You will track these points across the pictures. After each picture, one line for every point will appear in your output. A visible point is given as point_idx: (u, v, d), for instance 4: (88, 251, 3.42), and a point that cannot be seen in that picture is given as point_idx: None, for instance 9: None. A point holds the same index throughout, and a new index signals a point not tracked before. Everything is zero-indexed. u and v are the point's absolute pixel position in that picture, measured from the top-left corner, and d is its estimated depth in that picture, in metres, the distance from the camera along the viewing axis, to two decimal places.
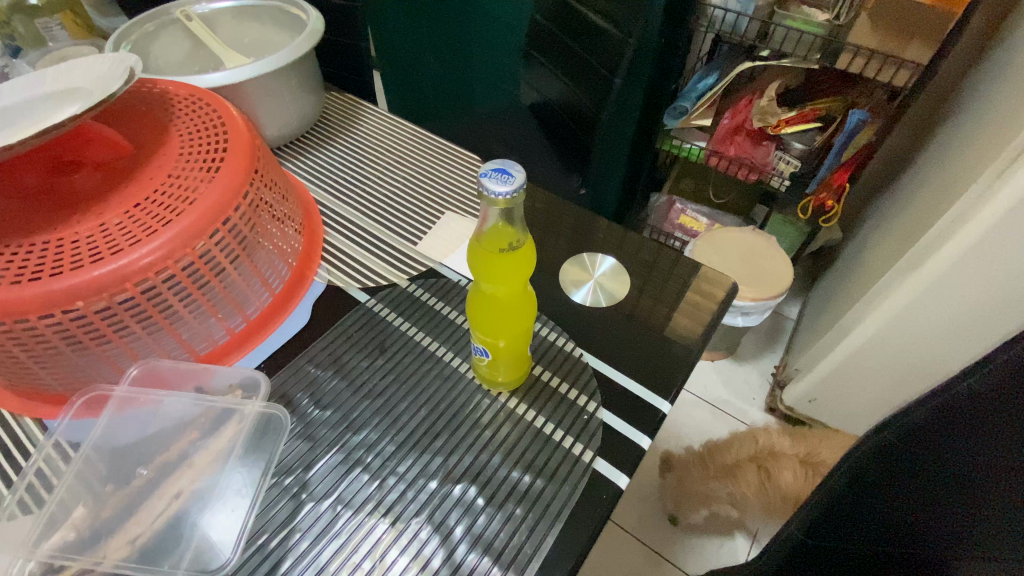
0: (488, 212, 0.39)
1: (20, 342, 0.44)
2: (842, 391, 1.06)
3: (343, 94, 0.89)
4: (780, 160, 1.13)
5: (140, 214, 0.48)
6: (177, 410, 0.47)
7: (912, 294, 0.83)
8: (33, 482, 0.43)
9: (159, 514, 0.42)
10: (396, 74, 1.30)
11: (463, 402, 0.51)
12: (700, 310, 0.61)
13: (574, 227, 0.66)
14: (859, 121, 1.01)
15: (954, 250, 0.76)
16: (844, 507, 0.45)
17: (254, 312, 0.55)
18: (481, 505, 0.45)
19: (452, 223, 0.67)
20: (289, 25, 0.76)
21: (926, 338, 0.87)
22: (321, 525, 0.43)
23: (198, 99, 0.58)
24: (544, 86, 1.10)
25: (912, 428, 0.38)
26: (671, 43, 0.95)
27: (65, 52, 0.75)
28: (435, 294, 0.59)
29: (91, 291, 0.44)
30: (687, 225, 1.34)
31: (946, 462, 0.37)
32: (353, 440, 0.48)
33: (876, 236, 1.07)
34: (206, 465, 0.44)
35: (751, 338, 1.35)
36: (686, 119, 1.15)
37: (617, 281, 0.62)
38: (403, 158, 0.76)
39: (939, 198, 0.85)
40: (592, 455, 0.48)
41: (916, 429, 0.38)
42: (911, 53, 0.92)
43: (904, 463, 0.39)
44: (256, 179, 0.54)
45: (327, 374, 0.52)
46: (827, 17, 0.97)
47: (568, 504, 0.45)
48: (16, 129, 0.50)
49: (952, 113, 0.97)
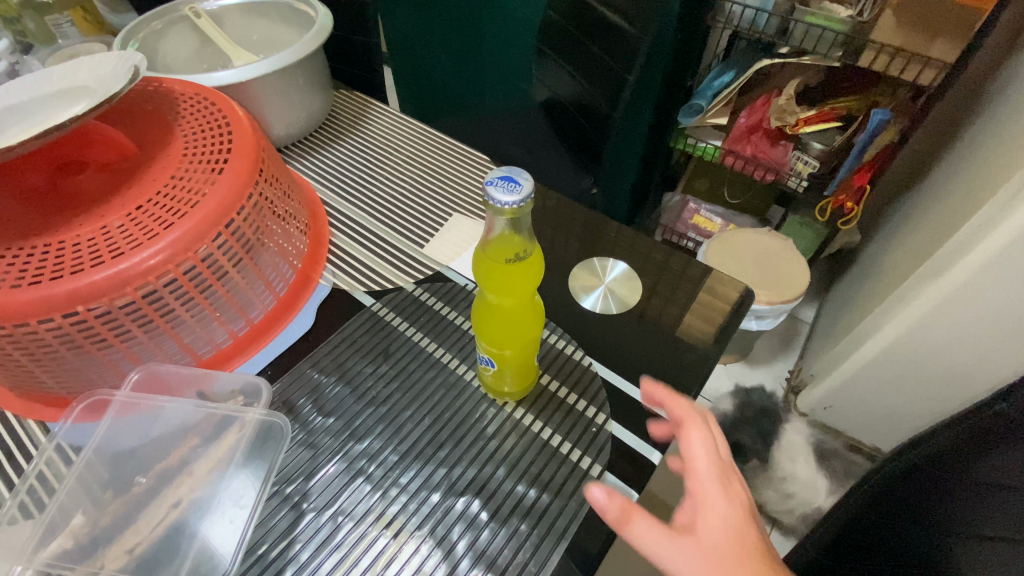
0: (494, 221, 0.38)
1: (21, 346, 0.44)
2: (856, 399, 1.04)
3: (352, 92, 0.87)
4: (798, 160, 1.10)
5: (142, 216, 0.47)
6: (178, 416, 0.46)
7: (934, 301, 0.81)
8: (35, 485, 0.43)
9: (158, 523, 0.41)
10: (410, 73, 1.30)
11: (468, 411, 0.50)
12: (711, 312, 0.59)
13: (585, 229, 0.65)
14: (881, 121, 0.97)
15: (981, 257, 0.74)
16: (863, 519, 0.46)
17: (258, 315, 0.54)
18: (484, 520, 0.43)
19: (459, 225, 0.65)
20: (297, 21, 0.75)
21: (951, 348, 0.85)
22: (321, 536, 0.42)
23: (203, 98, 0.58)
24: (556, 84, 1.08)
25: (943, 447, 0.39)
26: (688, 39, 0.92)
27: (75, 49, 0.74)
28: (442, 299, 0.58)
29: (92, 295, 0.43)
30: (701, 225, 1.30)
31: (964, 487, 0.37)
32: (356, 449, 0.47)
33: (897, 239, 1.04)
34: (205, 473, 0.43)
35: (765, 341, 1.33)
36: (702, 117, 1.12)
37: (628, 287, 0.60)
38: (412, 157, 0.75)
39: (964, 202, 0.81)
40: (601, 470, 0.46)
41: (949, 448, 0.38)
42: (936, 51, 0.89)
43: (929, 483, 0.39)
44: (261, 180, 0.53)
45: (330, 380, 0.51)
46: (849, 14, 0.94)
47: (574, 521, 0.43)
48: (20, 129, 0.50)
49: (980, 112, 0.94)
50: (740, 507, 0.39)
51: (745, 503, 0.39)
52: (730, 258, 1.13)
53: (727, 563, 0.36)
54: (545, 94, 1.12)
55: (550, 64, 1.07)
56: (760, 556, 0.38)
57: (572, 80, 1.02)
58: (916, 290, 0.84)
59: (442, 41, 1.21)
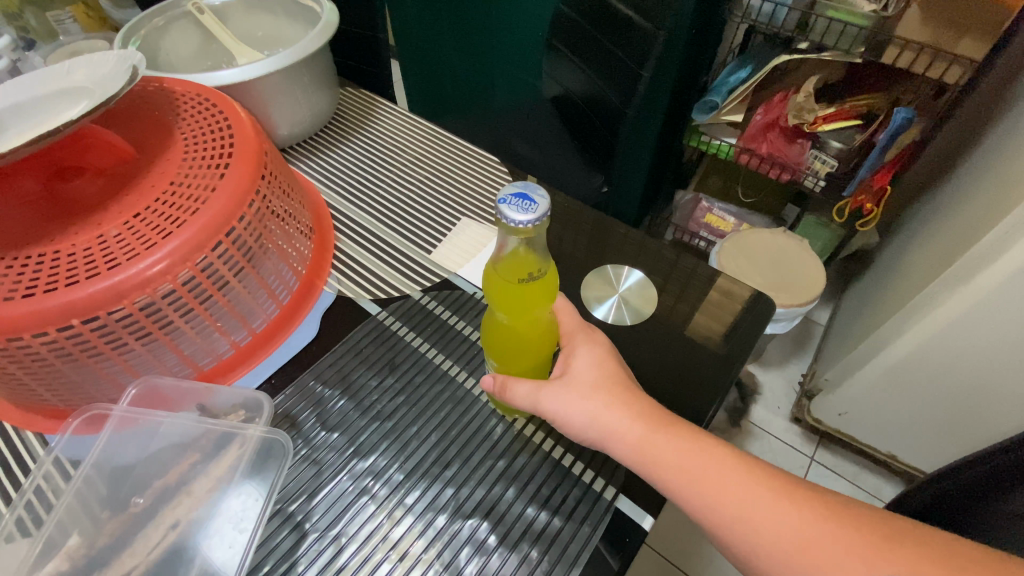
0: (506, 238, 0.37)
1: (17, 361, 0.43)
2: (872, 406, 1.01)
3: (358, 89, 0.85)
4: (816, 159, 1.07)
5: (141, 224, 0.45)
6: (178, 431, 0.45)
7: (961, 308, 0.79)
8: (32, 500, 0.41)
9: (155, 545, 0.40)
10: (419, 69, 1.28)
11: (476, 428, 0.48)
12: (724, 311, 0.57)
13: (595, 231, 0.62)
14: (904, 120, 0.93)
15: (1012, 262, 0.71)
16: (1001, 486, 0.48)
17: (260, 325, 0.52)
18: (493, 544, 0.42)
19: (468, 229, 0.63)
20: (303, 16, 0.73)
21: (975, 356, 0.82)
22: (324, 558, 0.41)
23: (204, 99, 0.56)
24: (566, 79, 1.05)
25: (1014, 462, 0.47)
26: (705, 33, 0.89)
27: (77, 46, 0.72)
28: (450, 308, 0.56)
29: (87, 308, 0.41)
30: (713, 224, 1.28)
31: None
32: (360, 466, 0.45)
33: (918, 241, 1.01)
34: (205, 492, 0.42)
35: (777, 342, 1.31)
36: (716, 114, 1.09)
37: (643, 296, 0.58)
38: (420, 158, 0.73)
39: (993, 204, 0.78)
40: (614, 492, 0.45)
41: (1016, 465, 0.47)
42: (962, 49, 0.85)
43: (988, 484, 0.49)
44: (264, 185, 0.51)
45: (335, 394, 0.49)
46: (873, 8, 0.89)
47: (586, 547, 0.42)
48: (17, 132, 0.48)
49: (1008, 110, 0.91)
50: (601, 350, 0.46)
51: (606, 345, 0.47)
52: (744, 261, 1.10)
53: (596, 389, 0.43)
54: (556, 89, 1.10)
55: (562, 60, 1.04)
56: (629, 384, 0.44)
57: (584, 74, 0.99)
58: (940, 296, 0.81)
59: (452, 37, 1.18)
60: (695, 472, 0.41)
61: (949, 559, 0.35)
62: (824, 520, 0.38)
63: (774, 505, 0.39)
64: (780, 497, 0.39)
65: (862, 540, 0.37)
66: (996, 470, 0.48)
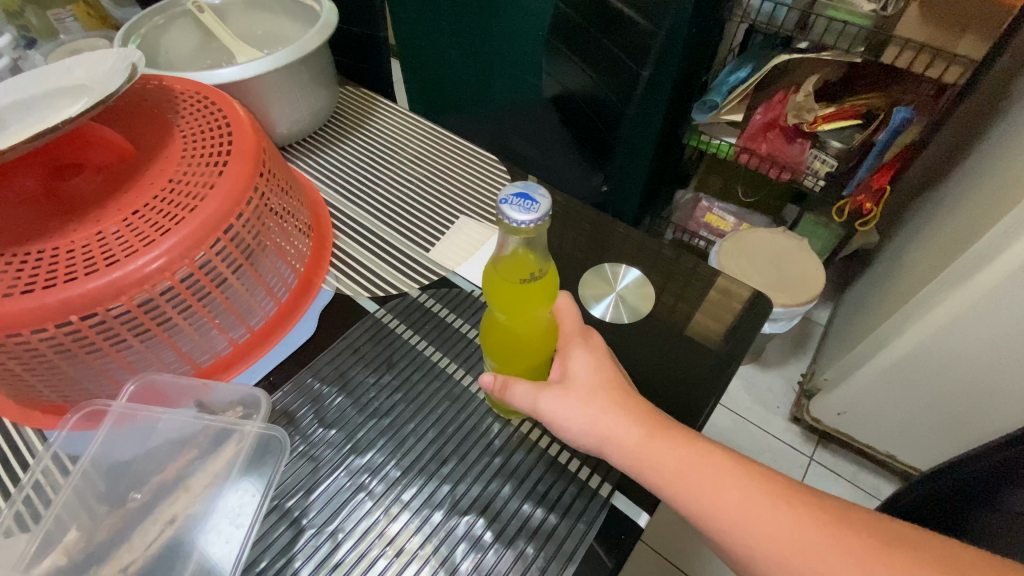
0: (506, 239, 0.37)
1: (16, 357, 0.43)
2: (872, 406, 1.01)
3: (358, 88, 0.85)
4: (816, 159, 1.08)
5: (139, 221, 0.45)
6: (176, 427, 0.45)
7: (960, 309, 0.78)
8: (31, 495, 0.42)
9: (153, 540, 0.40)
10: (419, 69, 1.28)
11: (473, 426, 0.48)
12: (722, 310, 0.58)
13: (594, 230, 0.62)
14: (904, 119, 0.94)
15: (1011, 261, 0.71)
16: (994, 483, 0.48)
17: (258, 322, 0.53)
18: (489, 540, 0.42)
19: (466, 228, 0.63)
20: (303, 15, 0.73)
21: (974, 356, 0.82)
22: (321, 554, 0.41)
23: (203, 97, 0.56)
24: (566, 78, 1.06)
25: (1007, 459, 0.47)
26: (705, 32, 0.89)
27: (77, 44, 0.73)
28: (448, 306, 0.56)
29: (85, 304, 0.42)
30: (713, 224, 1.28)
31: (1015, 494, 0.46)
32: (357, 462, 0.45)
33: (917, 241, 1.01)
34: (203, 487, 0.42)
35: (777, 342, 1.30)
36: (716, 113, 1.08)
37: (641, 294, 0.58)
38: (419, 157, 0.73)
39: (992, 204, 0.78)
40: (610, 489, 0.45)
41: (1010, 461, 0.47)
42: (963, 47, 0.86)
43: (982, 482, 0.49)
44: (262, 183, 0.51)
45: (332, 391, 0.49)
46: (873, 8, 0.90)
47: (581, 544, 0.42)
48: (16, 130, 0.48)
49: (1008, 109, 0.91)
50: (600, 350, 0.46)
51: (605, 351, 0.46)
52: (744, 261, 1.10)
53: (593, 386, 0.43)
54: (556, 89, 1.10)
55: (562, 59, 1.04)
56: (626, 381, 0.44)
57: (583, 73, 0.99)
58: (939, 295, 0.81)
59: (452, 36, 1.19)
60: (691, 470, 0.41)
61: (944, 560, 0.35)
62: (819, 518, 0.38)
63: (771, 504, 0.39)
64: (777, 495, 0.39)
65: (858, 538, 0.37)
66: (990, 466, 0.48)
